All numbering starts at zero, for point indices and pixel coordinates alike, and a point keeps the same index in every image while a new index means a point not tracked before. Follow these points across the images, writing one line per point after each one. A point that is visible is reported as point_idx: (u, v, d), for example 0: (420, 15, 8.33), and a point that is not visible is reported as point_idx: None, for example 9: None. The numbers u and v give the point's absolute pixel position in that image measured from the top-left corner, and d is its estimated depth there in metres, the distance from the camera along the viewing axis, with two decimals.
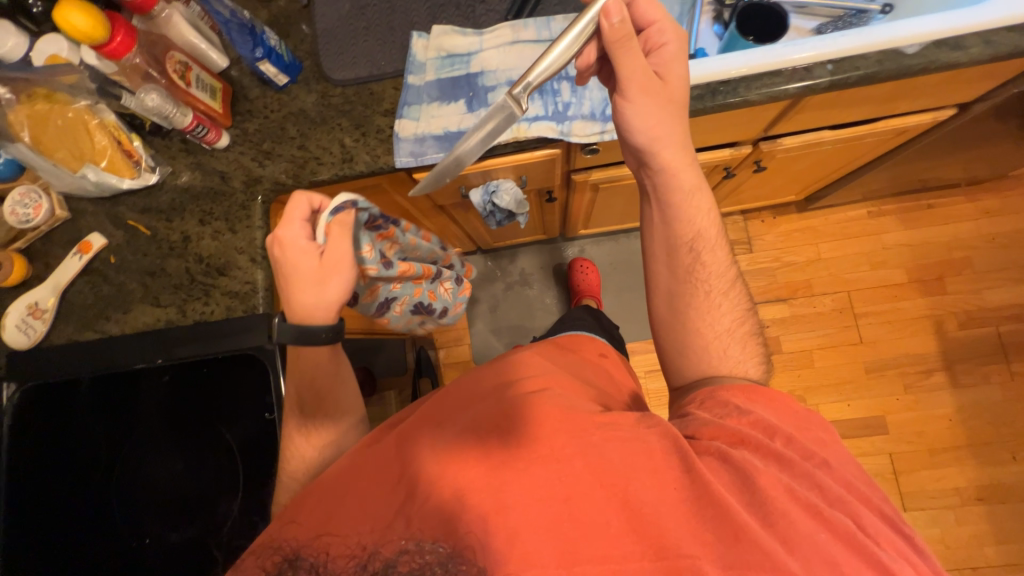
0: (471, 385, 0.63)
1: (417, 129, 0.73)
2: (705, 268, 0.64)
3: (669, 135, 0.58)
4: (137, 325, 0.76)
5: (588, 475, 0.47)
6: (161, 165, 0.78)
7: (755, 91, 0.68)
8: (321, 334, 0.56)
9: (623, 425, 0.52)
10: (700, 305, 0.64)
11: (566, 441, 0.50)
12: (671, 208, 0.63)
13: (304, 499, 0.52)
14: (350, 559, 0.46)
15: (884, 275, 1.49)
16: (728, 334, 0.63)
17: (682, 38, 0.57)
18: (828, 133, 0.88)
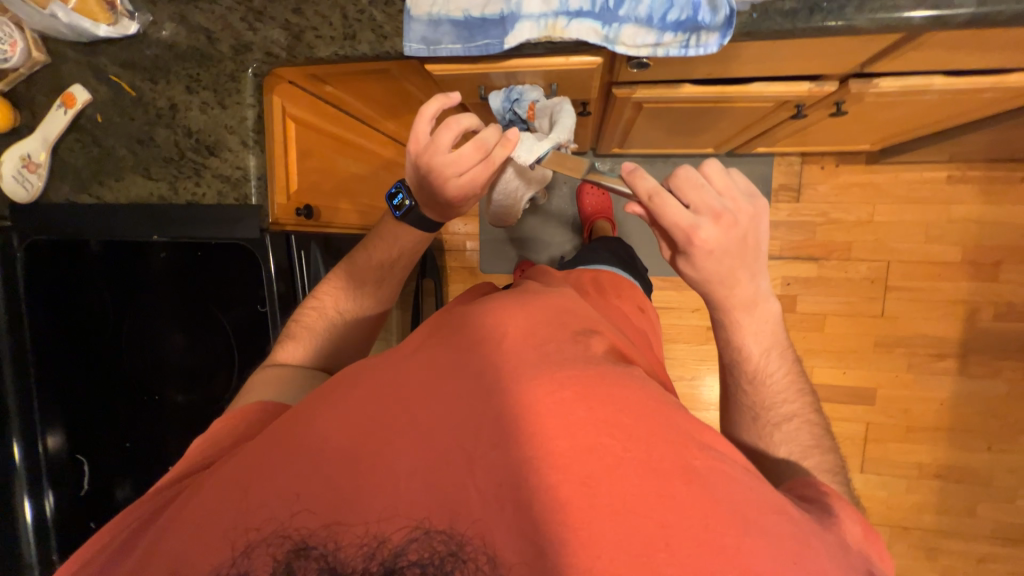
0: (530, 315, 0.48)
1: (433, 8, 0.59)
2: (765, 382, 0.57)
3: (730, 262, 0.52)
4: (130, 196, 0.73)
5: (692, 505, 0.35)
6: (141, 12, 0.68)
7: (866, 15, 0.52)
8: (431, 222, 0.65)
9: (723, 451, 0.39)
10: (756, 431, 0.57)
11: (669, 455, 0.37)
12: (724, 331, 0.58)
13: (290, 451, 0.39)
14: (359, 547, 0.35)
15: (934, 250, 1.35)
16: (799, 454, 0.54)
17: (750, 215, 0.51)
18: (942, 79, 0.70)
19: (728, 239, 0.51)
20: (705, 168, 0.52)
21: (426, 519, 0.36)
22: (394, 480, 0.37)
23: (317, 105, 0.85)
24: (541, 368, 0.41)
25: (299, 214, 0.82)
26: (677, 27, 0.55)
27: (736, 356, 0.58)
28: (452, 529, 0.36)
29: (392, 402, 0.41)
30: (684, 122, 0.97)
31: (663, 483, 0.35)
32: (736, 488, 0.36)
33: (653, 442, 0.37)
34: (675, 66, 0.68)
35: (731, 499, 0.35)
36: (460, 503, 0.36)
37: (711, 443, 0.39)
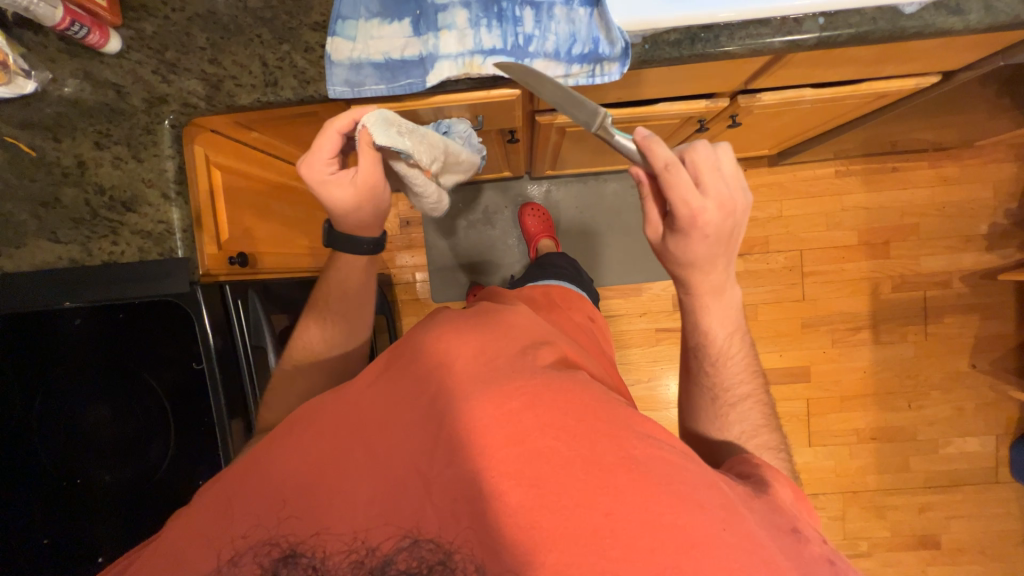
0: (480, 329, 0.48)
1: (354, 53, 0.62)
2: (727, 365, 0.61)
3: (713, 248, 0.54)
4: (34, 262, 0.67)
5: (636, 493, 0.37)
6: (38, 70, 0.64)
7: (738, 41, 0.61)
8: (367, 245, 0.69)
9: (664, 438, 0.41)
10: (713, 410, 0.61)
11: (610, 448, 0.39)
12: (692, 316, 0.61)
13: (285, 465, 0.42)
14: (345, 555, 0.38)
15: (836, 236, 1.53)
16: (750, 433, 0.59)
17: (743, 202, 0.52)
18: (809, 91, 0.82)
19: (718, 227, 0.52)
20: (715, 155, 0.50)
21: (411, 528, 0.39)
22: (345, 507, 0.40)
23: (243, 151, 0.83)
24: (483, 388, 0.42)
25: (232, 262, 0.79)
26: (582, 59, 0.61)
27: (702, 339, 0.61)
28: (436, 536, 0.39)
29: (344, 433, 0.43)
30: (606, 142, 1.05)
31: (607, 477, 0.38)
32: (673, 470, 0.39)
33: (597, 439, 0.39)
34: (587, 93, 0.74)
35: (671, 482, 0.38)
36: (434, 512, 0.39)
37: (653, 433, 0.41)
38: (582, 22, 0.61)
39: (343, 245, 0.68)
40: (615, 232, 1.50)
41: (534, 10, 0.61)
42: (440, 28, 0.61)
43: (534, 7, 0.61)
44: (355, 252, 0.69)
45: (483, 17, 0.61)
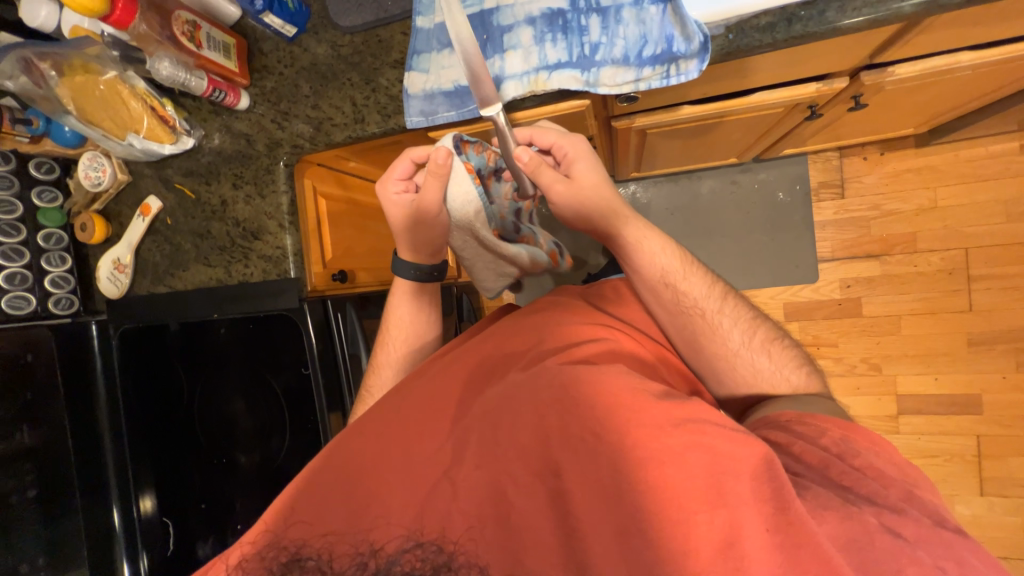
0: (538, 344, 0.61)
1: (426, 84, 0.66)
2: (688, 295, 0.68)
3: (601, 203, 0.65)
4: (194, 282, 0.84)
5: (667, 485, 0.43)
6: (195, 128, 0.80)
7: (851, 14, 0.51)
8: (429, 271, 0.76)
9: (705, 420, 0.46)
10: (709, 341, 0.67)
11: (645, 442, 0.44)
12: (637, 266, 0.69)
13: (328, 466, 0.53)
14: (355, 558, 0.47)
15: (1022, 229, 1.19)
16: (744, 346, 0.67)
17: (582, 144, 0.64)
18: (967, 56, 0.65)
19: (584, 186, 0.64)
20: (575, 136, 0.63)
21: (417, 531, 0.48)
22: (406, 495, 0.50)
23: (343, 180, 0.94)
24: (531, 391, 0.51)
25: (334, 279, 0.90)
26: (654, 60, 0.57)
27: (652, 282, 0.68)
28: (443, 536, 0.47)
29: (392, 441, 0.54)
30: (696, 138, 0.96)
31: (641, 467, 0.44)
32: (714, 457, 0.43)
33: (630, 428, 0.45)
34: (666, 93, 0.68)
35: (707, 472, 0.43)
36: (458, 516, 0.48)
37: (694, 418, 0.46)
38: (653, 21, 0.56)
39: (405, 272, 0.76)
40: (711, 234, 1.37)
41: (601, 16, 0.58)
42: (506, 49, 0.62)
43: (601, 13, 0.58)
44: (418, 279, 0.76)
45: (547, 31, 0.60)
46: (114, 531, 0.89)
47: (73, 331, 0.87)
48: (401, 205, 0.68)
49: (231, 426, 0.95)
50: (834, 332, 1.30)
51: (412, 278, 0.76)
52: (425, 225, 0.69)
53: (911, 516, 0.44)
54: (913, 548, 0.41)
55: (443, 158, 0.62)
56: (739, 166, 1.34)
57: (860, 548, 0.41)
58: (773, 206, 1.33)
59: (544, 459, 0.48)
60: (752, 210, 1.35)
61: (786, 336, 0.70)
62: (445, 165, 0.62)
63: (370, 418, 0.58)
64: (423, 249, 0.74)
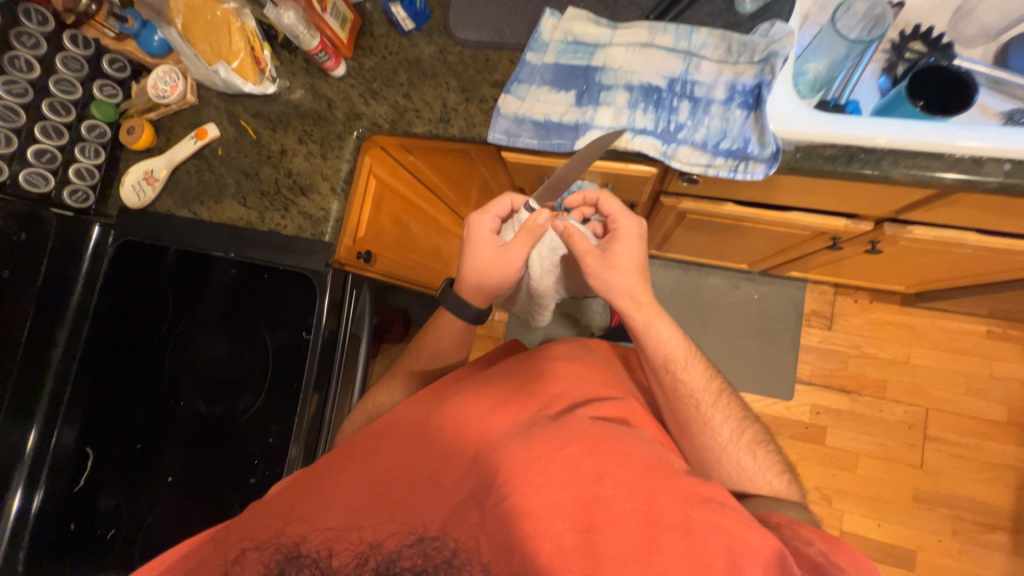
0: (561, 382, 0.61)
1: (519, 109, 0.71)
2: (687, 385, 0.65)
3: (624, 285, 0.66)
4: (222, 217, 0.83)
5: (689, 559, 0.44)
6: (282, 79, 0.83)
7: (901, 169, 0.60)
8: (472, 312, 0.73)
9: (723, 503, 0.48)
10: (699, 433, 0.64)
11: (670, 509, 0.46)
12: (641, 347, 0.67)
13: (349, 456, 0.53)
14: (352, 556, 0.45)
15: (977, 405, 1.30)
16: (732, 443, 0.65)
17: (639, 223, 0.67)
18: (973, 236, 0.75)
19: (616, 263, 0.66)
20: (633, 219, 0.67)
21: (417, 529, 0.47)
22: (426, 504, 0.49)
23: (398, 170, 0.96)
24: (552, 432, 0.50)
25: (359, 257, 0.90)
26: (728, 154, 0.64)
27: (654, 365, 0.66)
28: (452, 551, 0.46)
29: (415, 447, 0.53)
30: (724, 236, 1.04)
31: (665, 534, 0.45)
32: (731, 538, 0.45)
33: (656, 495, 0.47)
34: (724, 185, 0.75)
35: (729, 556, 0.44)
36: (473, 540, 0.46)
37: (715, 498, 0.48)
38: (735, 122, 0.64)
39: (451, 305, 0.73)
40: (706, 326, 1.44)
41: (691, 103, 0.65)
42: (601, 103, 0.68)
43: (692, 101, 0.65)
44: (460, 315, 0.73)
45: (641, 100, 0.67)
46: (23, 453, 0.81)
47: (69, 226, 0.82)
48: (484, 241, 0.68)
49: (187, 373, 0.91)
50: (796, 452, 1.34)
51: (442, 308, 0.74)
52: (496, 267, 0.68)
53: None
54: None
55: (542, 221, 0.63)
56: (745, 274, 1.44)
57: None
58: (767, 320, 1.42)
59: (571, 508, 0.46)
60: (748, 317, 1.43)
61: (771, 437, 0.69)
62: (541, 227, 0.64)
63: (381, 428, 0.56)
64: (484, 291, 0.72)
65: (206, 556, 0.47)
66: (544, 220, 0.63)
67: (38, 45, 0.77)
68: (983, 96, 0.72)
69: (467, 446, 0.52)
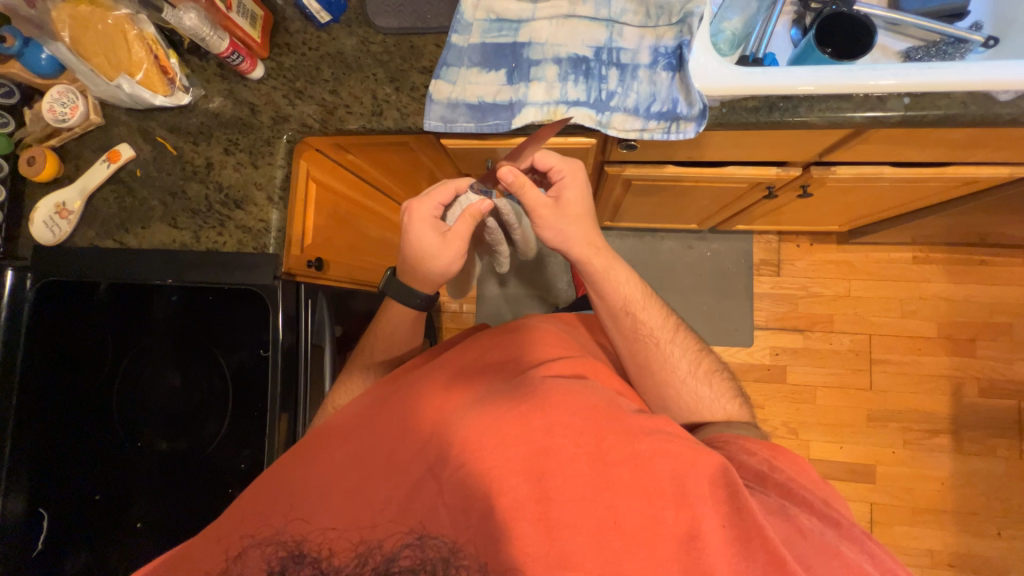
0: (517, 355, 0.62)
1: (452, 94, 0.70)
2: (645, 324, 0.68)
3: (578, 234, 0.67)
4: (153, 242, 0.78)
5: (638, 488, 0.46)
6: (195, 87, 0.78)
7: (817, 113, 0.64)
8: (417, 300, 0.73)
9: (668, 432, 0.51)
10: (660, 368, 0.68)
11: (618, 446, 0.48)
12: (599, 293, 0.69)
13: (316, 458, 0.52)
14: (349, 552, 0.44)
15: (912, 325, 1.42)
16: (690, 375, 0.68)
17: (578, 167, 0.65)
18: (888, 169, 0.81)
19: (567, 213, 0.66)
20: (574, 163, 0.66)
21: (415, 528, 0.45)
22: (393, 484, 0.48)
23: (338, 172, 0.93)
24: (507, 400, 0.52)
25: (310, 266, 0.87)
26: (660, 116, 0.65)
27: (613, 308, 0.69)
28: (440, 535, 0.45)
29: (378, 433, 0.53)
30: (671, 198, 1.08)
31: (614, 468, 0.47)
32: (677, 462, 0.48)
33: (605, 436, 0.49)
34: (661, 149, 0.77)
35: (676, 479, 0.47)
36: (445, 514, 0.45)
37: (659, 430, 0.51)
38: (663, 84, 0.66)
39: (398, 295, 0.73)
40: (667, 289, 1.48)
41: (620, 70, 0.66)
42: (532, 80, 0.68)
43: (620, 68, 0.67)
44: (406, 302, 0.73)
45: (571, 72, 0.67)
46: None
47: None
48: (426, 224, 0.66)
49: (146, 414, 0.87)
50: (762, 394, 1.43)
51: (394, 299, 0.73)
52: (434, 252, 0.66)
53: (834, 518, 0.49)
54: (841, 545, 0.46)
55: (484, 207, 0.65)
56: (696, 233, 1.50)
57: (800, 551, 0.45)
58: (721, 275, 1.48)
59: (528, 463, 0.46)
60: (704, 275, 1.49)
61: (728, 368, 0.73)
62: (482, 213, 0.65)
63: (343, 425, 0.56)
64: (422, 279, 0.70)
65: (199, 543, 0.47)
66: (486, 205, 0.65)
67: None
68: (882, 37, 0.77)
69: (428, 428, 0.52)
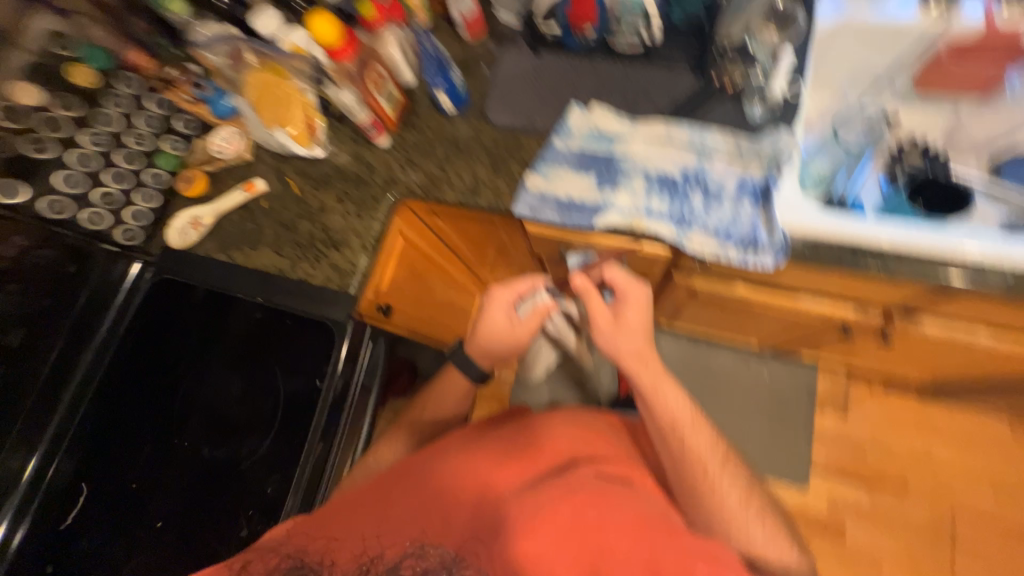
0: (565, 442, 0.64)
1: (544, 187, 0.77)
2: (695, 448, 0.64)
3: (634, 350, 0.67)
4: (256, 263, 0.88)
5: None
6: (330, 145, 0.92)
7: (904, 267, 0.64)
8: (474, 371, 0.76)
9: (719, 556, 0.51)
10: (708, 498, 0.63)
11: (663, 555, 0.50)
12: (648, 409, 0.67)
13: (360, 500, 0.60)
14: None
15: (1006, 512, 1.22)
16: (741, 510, 0.63)
17: (644, 289, 0.69)
18: (983, 335, 0.76)
19: (627, 328, 0.68)
20: (641, 286, 0.69)
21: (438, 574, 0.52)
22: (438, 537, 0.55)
23: (423, 231, 1.02)
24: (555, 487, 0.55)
25: (378, 310, 0.93)
26: (738, 241, 0.68)
27: (660, 428, 0.66)
28: None
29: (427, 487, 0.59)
30: (734, 315, 1.06)
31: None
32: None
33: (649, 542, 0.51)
34: (734, 269, 0.78)
35: None
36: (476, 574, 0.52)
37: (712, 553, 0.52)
38: (745, 213, 0.69)
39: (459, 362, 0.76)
40: (716, 404, 1.40)
41: (705, 194, 0.71)
42: (619, 188, 0.74)
43: (705, 191, 0.71)
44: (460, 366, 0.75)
45: (657, 187, 0.72)
46: (23, 479, 0.82)
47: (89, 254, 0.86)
48: (499, 309, 0.71)
49: (187, 416, 0.89)
50: (809, 549, 1.26)
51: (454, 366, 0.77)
52: (497, 334, 0.72)
53: None
54: None
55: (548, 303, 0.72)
56: (755, 353, 1.43)
57: None
58: (778, 403, 1.38)
59: (569, 551, 0.51)
60: (758, 398, 1.40)
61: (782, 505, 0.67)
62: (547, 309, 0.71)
63: (400, 473, 0.63)
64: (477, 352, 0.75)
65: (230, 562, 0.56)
66: (552, 305, 0.71)
67: None
68: (982, 203, 0.77)
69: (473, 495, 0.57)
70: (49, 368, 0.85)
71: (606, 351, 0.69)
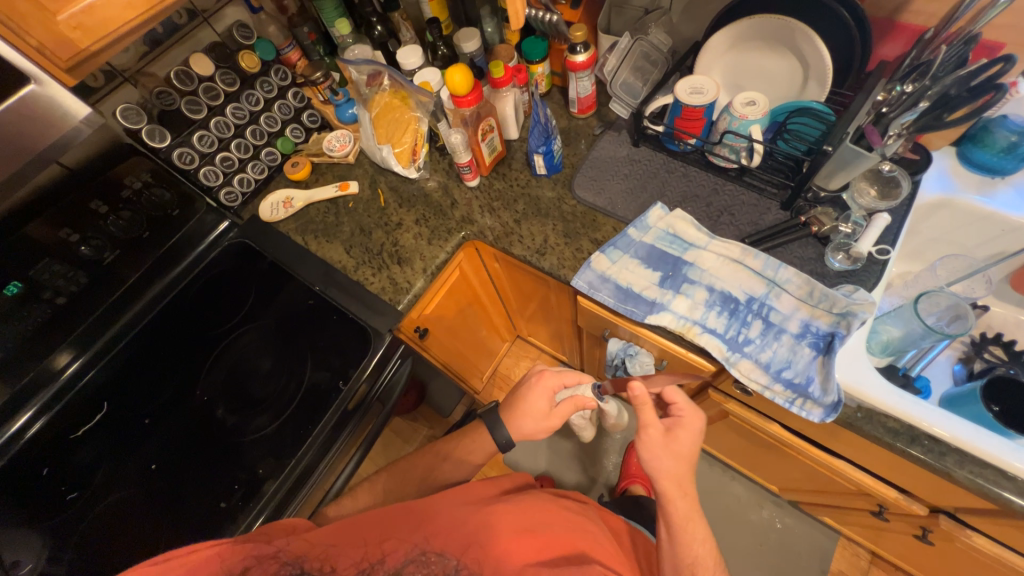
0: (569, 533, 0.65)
1: (607, 269, 0.79)
2: None
3: (676, 474, 0.64)
4: (325, 255, 0.95)
5: None
6: (425, 171, 0.99)
7: (965, 472, 0.59)
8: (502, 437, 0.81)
9: None
10: None
11: None
12: (673, 538, 0.64)
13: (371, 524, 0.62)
14: None
15: None
16: None
17: (700, 417, 0.67)
18: None
19: (674, 450, 0.64)
20: (698, 413, 0.67)
21: None
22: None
23: (480, 270, 1.06)
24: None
25: (415, 331, 0.96)
26: (788, 384, 0.66)
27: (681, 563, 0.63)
28: None
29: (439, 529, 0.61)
30: (762, 450, 1.00)
31: None
32: None
33: None
34: (774, 407, 0.75)
35: None
36: None
37: None
38: (802, 358, 0.67)
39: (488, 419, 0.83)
40: (716, 535, 1.30)
41: (765, 325, 0.70)
42: (680, 293, 0.74)
43: (766, 323, 0.70)
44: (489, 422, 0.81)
45: (718, 304, 0.72)
46: (59, 379, 0.86)
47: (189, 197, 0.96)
48: (544, 390, 0.81)
49: (214, 368, 0.90)
50: None
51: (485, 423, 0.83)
52: (535, 411, 0.80)
53: None
54: None
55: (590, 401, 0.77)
56: (773, 495, 1.33)
57: None
58: (785, 559, 1.26)
59: None
60: (764, 545, 1.28)
61: None
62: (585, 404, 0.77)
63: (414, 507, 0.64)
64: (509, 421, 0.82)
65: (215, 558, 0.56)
66: (591, 402, 0.77)
67: (271, 91, 1.00)
68: None
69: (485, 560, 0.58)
70: (123, 288, 0.92)
71: (646, 464, 0.65)
